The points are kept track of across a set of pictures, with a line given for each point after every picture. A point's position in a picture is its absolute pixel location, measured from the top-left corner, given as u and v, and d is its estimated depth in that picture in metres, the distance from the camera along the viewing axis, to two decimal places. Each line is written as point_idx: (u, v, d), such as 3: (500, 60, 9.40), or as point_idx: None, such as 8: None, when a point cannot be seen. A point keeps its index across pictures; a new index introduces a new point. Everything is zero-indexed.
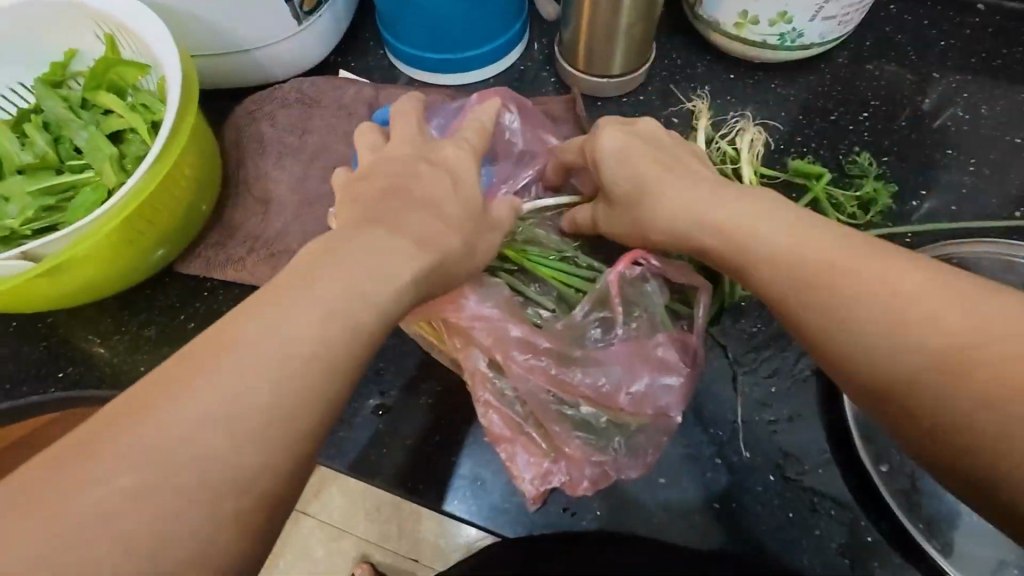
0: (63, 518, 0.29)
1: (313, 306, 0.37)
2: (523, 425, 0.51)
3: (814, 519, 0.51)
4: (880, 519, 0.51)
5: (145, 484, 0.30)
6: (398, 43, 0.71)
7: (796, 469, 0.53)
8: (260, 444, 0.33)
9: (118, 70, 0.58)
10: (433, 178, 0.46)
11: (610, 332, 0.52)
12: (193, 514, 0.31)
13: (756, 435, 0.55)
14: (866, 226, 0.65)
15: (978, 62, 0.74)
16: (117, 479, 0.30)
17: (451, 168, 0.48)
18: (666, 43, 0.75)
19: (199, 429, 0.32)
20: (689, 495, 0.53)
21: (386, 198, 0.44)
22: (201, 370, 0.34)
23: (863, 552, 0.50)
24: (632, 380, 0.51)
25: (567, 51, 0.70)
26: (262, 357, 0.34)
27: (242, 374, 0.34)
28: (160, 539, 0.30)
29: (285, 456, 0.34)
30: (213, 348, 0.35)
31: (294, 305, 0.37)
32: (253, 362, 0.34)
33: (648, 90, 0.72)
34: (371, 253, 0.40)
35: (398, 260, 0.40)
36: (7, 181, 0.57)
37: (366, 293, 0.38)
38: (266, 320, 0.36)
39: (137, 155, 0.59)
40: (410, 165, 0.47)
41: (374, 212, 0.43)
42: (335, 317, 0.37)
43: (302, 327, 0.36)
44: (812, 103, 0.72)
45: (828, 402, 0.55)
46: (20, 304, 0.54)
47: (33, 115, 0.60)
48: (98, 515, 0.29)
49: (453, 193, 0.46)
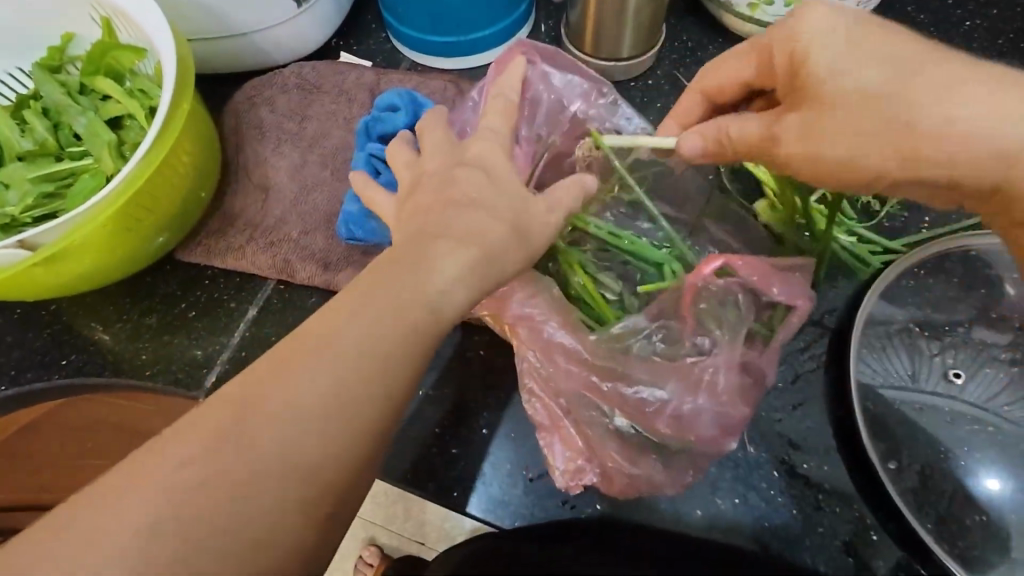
0: (144, 503, 0.33)
1: (370, 314, 0.38)
2: (561, 420, 0.50)
3: (818, 516, 0.51)
4: (888, 519, 0.50)
5: (214, 476, 0.33)
6: (399, 25, 0.69)
7: (802, 466, 0.52)
8: (313, 447, 0.35)
9: (115, 55, 0.57)
10: (470, 179, 0.44)
11: (669, 344, 0.51)
12: (252, 506, 0.34)
13: (763, 432, 0.54)
14: (882, 217, 0.63)
15: (1005, 44, 0.71)
16: (186, 472, 0.33)
17: (485, 165, 0.46)
18: (677, 24, 0.73)
19: (263, 429, 0.35)
20: (690, 490, 0.52)
21: (432, 206, 0.43)
22: (270, 375, 0.36)
23: (868, 550, 0.50)
24: (681, 399, 0.49)
25: (574, 34, 0.68)
26: (322, 365, 0.36)
27: (298, 378, 0.36)
28: (222, 526, 0.33)
29: (336, 459, 0.36)
30: (283, 355, 0.37)
31: (353, 313, 0.38)
32: (314, 369, 0.36)
33: (657, 74, 0.70)
34: (426, 259, 0.40)
35: (449, 262, 0.40)
36: (6, 168, 0.57)
37: (419, 300, 0.39)
38: (335, 327, 0.37)
39: (135, 142, 0.58)
40: (442, 169, 0.45)
41: (423, 223, 0.42)
42: (395, 331, 0.38)
43: (358, 335, 0.37)
44: None
45: (836, 397, 0.54)
46: (21, 291, 0.54)
47: (32, 101, 0.60)
48: (172, 502, 0.33)
49: (493, 190, 0.44)
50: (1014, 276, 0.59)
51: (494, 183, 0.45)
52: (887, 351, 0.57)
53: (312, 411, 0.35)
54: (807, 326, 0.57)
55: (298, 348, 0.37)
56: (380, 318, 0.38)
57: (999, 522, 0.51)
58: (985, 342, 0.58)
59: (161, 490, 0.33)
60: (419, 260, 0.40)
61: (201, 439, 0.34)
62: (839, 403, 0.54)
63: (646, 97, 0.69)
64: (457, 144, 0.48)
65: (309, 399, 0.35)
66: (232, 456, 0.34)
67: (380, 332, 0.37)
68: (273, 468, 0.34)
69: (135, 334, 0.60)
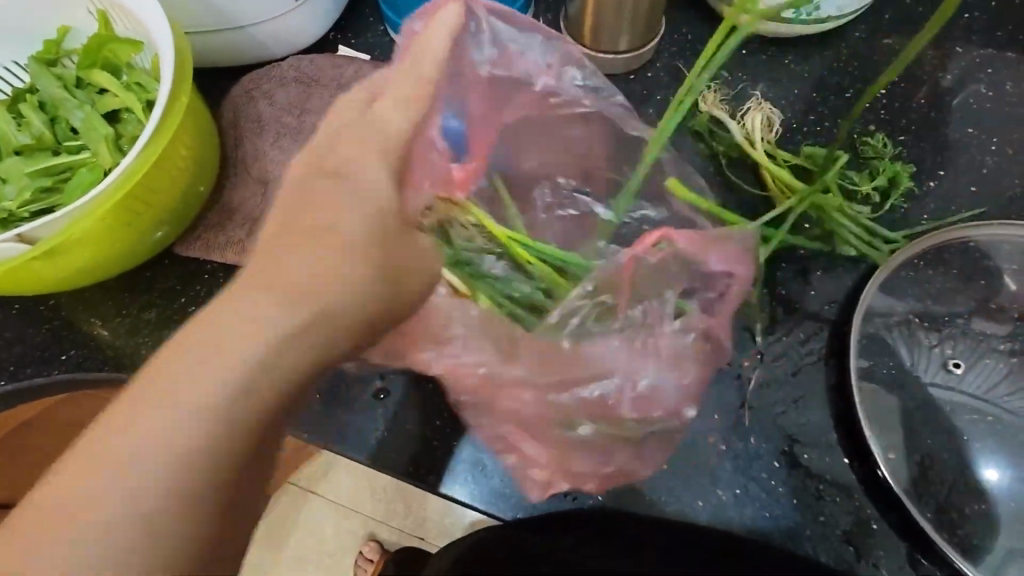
0: (87, 518, 0.33)
1: (249, 300, 0.38)
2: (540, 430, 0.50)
3: (819, 505, 0.51)
4: (888, 509, 0.50)
5: (153, 471, 0.34)
6: (398, 18, 0.69)
7: (804, 457, 0.52)
8: (246, 429, 0.36)
9: (113, 48, 0.57)
10: (366, 167, 0.44)
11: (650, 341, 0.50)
12: (202, 495, 0.35)
13: (762, 422, 0.54)
14: (883, 208, 0.63)
15: (1005, 36, 0.71)
16: (130, 476, 0.34)
17: (385, 144, 0.44)
18: (676, 16, 0.72)
19: (151, 453, 0.34)
20: (691, 481, 0.52)
21: (321, 195, 0.43)
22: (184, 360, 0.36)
23: (868, 540, 0.50)
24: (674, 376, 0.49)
25: (573, 26, 0.68)
26: (241, 347, 0.37)
27: (226, 360, 0.36)
28: (160, 528, 0.34)
29: (269, 431, 0.38)
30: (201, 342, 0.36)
31: (238, 298, 0.38)
32: (230, 352, 0.36)
33: (656, 67, 0.70)
34: (355, 234, 0.42)
35: (366, 234, 0.43)
36: (4, 162, 0.57)
37: (342, 274, 0.41)
38: (200, 346, 0.36)
39: (133, 136, 0.58)
40: (343, 157, 0.44)
41: (291, 218, 0.43)
42: (271, 352, 0.37)
43: (242, 314, 0.38)
44: (828, 80, 0.69)
45: (837, 387, 0.54)
46: (19, 286, 0.54)
47: (29, 95, 0.59)
48: (119, 511, 0.33)
49: (386, 173, 0.44)
50: (1012, 267, 0.59)
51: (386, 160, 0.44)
52: (886, 342, 0.58)
53: (223, 430, 0.35)
54: (806, 318, 0.57)
55: (208, 373, 0.36)
56: (268, 335, 0.38)
57: (997, 511, 0.51)
58: (984, 333, 0.58)
59: (107, 498, 0.33)
60: (325, 240, 0.42)
61: (112, 462, 0.34)
62: (840, 394, 0.54)
63: (646, 90, 0.69)
64: (367, 117, 0.44)
65: (194, 421, 0.35)
66: (143, 478, 0.34)
67: (269, 350, 0.37)
68: (201, 480, 0.35)
69: (134, 330, 0.60)
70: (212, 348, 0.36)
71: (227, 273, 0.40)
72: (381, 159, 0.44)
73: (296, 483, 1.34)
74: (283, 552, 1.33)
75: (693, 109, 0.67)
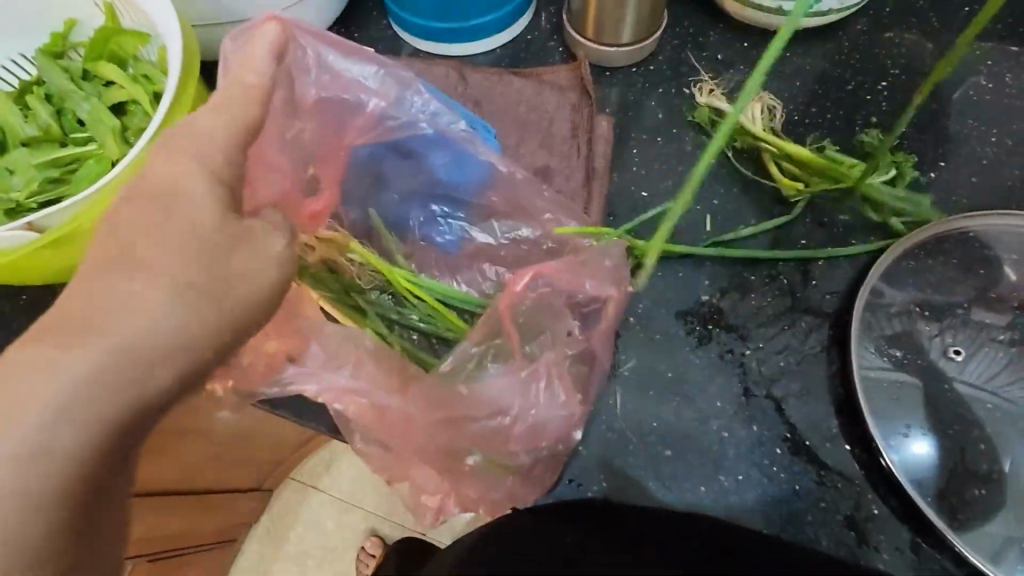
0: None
1: (140, 267, 0.40)
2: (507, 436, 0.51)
3: (820, 491, 0.51)
4: (889, 494, 0.51)
5: (47, 426, 0.35)
6: (402, 12, 0.69)
7: (806, 443, 0.53)
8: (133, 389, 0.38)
9: (119, 40, 0.58)
10: (174, 151, 0.43)
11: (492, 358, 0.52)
12: (93, 453, 0.37)
13: (762, 411, 0.54)
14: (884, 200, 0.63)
15: (1004, 29, 0.71)
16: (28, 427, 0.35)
17: (203, 132, 0.44)
18: (678, 10, 0.73)
19: (39, 466, 0.35)
20: (694, 468, 0.53)
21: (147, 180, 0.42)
22: (86, 323, 0.38)
23: (870, 525, 0.50)
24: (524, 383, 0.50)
25: (575, 20, 0.68)
26: (141, 311, 0.38)
27: (124, 322, 0.38)
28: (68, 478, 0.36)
29: (157, 395, 0.39)
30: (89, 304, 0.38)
31: (137, 267, 0.40)
32: (132, 314, 0.38)
33: (658, 60, 0.70)
34: (157, 210, 0.41)
35: (184, 209, 0.41)
36: (11, 154, 0.57)
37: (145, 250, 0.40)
38: (74, 312, 0.38)
39: (139, 128, 0.58)
40: (166, 143, 0.44)
41: (153, 187, 0.42)
42: (157, 358, 0.38)
43: (140, 285, 0.39)
44: (829, 73, 0.70)
45: (839, 375, 0.55)
46: (27, 276, 0.54)
47: (36, 87, 0.60)
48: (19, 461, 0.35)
49: (203, 157, 0.43)
50: (1012, 257, 0.60)
51: (210, 149, 0.43)
52: (888, 331, 0.58)
53: (91, 447, 0.36)
54: (807, 309, 0.57)
55: (50, 393, 0.35)
56: (130, 351, 0.38)
57: (996, 497, 0.52)
58: (984, 322, 0.59)
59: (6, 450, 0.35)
60: (142, 210, 0.41)
61: None
62: (841, 382, 0.54)
63: (648, 83, 0.69)
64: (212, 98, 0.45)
65: (63, 437, 0.35)
66: (27, 482, 0.35)
67: (120, 371, 0.37)
68: (67, 503, 0.36)
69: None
70: (98, 371, 0.37)
71: (124, 285, 0.39)
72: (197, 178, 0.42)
73: (296, 478, 1.35)
74: (283, 548, 1.34)
75: (693, 102, 0.68)
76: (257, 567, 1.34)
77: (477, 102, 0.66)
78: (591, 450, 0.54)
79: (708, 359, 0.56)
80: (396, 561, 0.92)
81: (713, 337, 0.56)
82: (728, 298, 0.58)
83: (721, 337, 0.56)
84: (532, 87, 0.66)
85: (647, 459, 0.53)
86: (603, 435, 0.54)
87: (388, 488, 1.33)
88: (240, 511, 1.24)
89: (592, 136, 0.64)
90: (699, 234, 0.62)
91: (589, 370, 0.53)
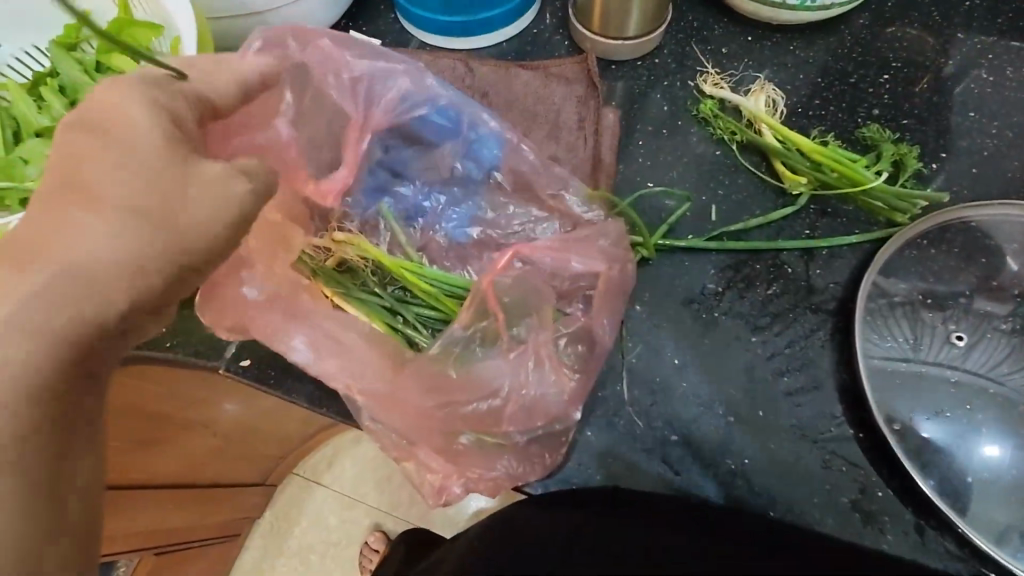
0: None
1: (100, 205, 0.41)
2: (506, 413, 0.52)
3: (825, 475, 0.52)
4: (892, 478, 0.52)
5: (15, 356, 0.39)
6: (410, 6, 0.70)
7: (811, 428, 0.54)
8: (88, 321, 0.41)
9: (132, 32, 0.58)
10: (117, 90, 0.43)
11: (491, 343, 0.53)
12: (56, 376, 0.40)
13: (768, 397, 0.55)
14: None
15: (1005, 24, 0.72)
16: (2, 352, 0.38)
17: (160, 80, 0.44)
18: (682, 5, 0.74)
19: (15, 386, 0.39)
20: (702, 454, 0.54)
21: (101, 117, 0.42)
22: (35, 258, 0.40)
23: (874, 508, 0.51)
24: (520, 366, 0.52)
25: (581, 13, 0.69)
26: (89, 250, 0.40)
27: (76, 257, 0.40)
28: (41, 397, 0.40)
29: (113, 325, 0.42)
30: (42, 237, 0.41)
31: (87, 208, 0.41)
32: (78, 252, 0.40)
33: (662, 54, 0.71)
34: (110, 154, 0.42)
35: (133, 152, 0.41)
36: (26, 143, 0.58)
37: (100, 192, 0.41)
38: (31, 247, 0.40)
39: None
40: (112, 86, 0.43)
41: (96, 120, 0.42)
42: (116, 292, 0.41)
43: (90, 223, 0.41)
44: (831, 66, 0.71)
45: (843, 362, 0.56)
46: None
47: (50, 78, 0.60)
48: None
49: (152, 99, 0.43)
50: (1013, 247, 0.60)
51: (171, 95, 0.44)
52: (890, 319, 0.59)
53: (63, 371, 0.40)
54: (814, 299, 0.58)
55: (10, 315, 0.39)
56: (97, 287, 0.41)
57: (998, 482, 0.53)
58: (985, 311, 0.60)
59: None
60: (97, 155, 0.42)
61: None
62: (845, 369, 0.55)
63: (653, 76, 0.70)
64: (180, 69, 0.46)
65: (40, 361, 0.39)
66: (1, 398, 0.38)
67: (66, 293, 0.40)
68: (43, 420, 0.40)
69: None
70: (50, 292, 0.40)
71: (75, 222, 0.41)
72: (138, 115, 0.42)
73: (300, 474, 1.35)
74: (286, 544, 1.34)
75: (698, 95, 0.68)
76: (262, 563, 1.34)
77: (484, 95, 0.66)
78: (600, 436, 0.55)
79: (714, 347, 0.56)
80: (403, 552, 0.93)
81: (718, 325, 0.57)
82: (734, 287, 0.58)
83: (726, 325, 0.57)
84: (539, 80, 0.66)
85: (656, 445, 0.54)
86: (611, 421, 0.55)
87: (391, 483, 1.33)
88: (244, 506, 1.24)
89: (599, 128, 0.64)
90: (705, 223, 0.62)
91: (596, 355, 0.54)
